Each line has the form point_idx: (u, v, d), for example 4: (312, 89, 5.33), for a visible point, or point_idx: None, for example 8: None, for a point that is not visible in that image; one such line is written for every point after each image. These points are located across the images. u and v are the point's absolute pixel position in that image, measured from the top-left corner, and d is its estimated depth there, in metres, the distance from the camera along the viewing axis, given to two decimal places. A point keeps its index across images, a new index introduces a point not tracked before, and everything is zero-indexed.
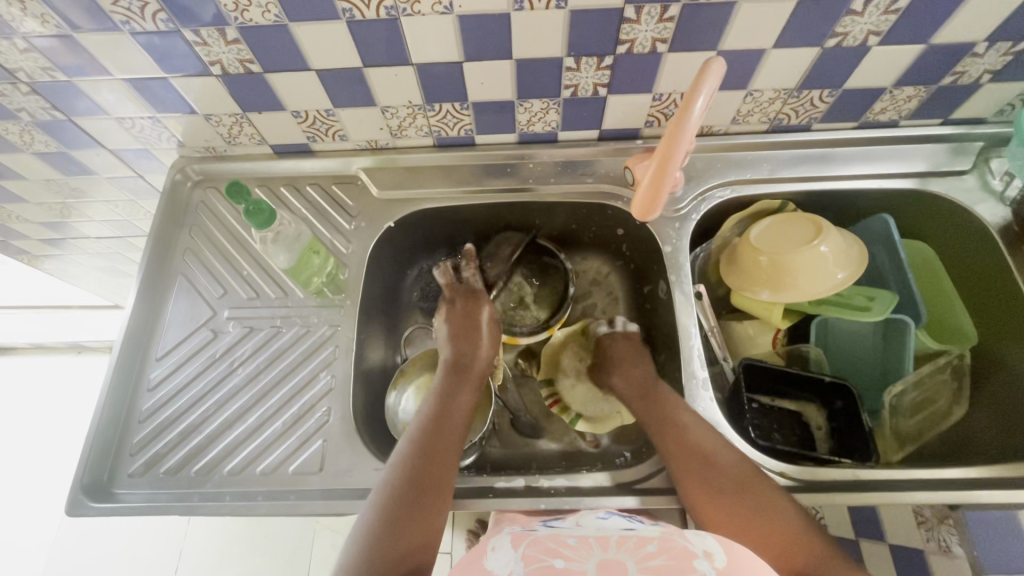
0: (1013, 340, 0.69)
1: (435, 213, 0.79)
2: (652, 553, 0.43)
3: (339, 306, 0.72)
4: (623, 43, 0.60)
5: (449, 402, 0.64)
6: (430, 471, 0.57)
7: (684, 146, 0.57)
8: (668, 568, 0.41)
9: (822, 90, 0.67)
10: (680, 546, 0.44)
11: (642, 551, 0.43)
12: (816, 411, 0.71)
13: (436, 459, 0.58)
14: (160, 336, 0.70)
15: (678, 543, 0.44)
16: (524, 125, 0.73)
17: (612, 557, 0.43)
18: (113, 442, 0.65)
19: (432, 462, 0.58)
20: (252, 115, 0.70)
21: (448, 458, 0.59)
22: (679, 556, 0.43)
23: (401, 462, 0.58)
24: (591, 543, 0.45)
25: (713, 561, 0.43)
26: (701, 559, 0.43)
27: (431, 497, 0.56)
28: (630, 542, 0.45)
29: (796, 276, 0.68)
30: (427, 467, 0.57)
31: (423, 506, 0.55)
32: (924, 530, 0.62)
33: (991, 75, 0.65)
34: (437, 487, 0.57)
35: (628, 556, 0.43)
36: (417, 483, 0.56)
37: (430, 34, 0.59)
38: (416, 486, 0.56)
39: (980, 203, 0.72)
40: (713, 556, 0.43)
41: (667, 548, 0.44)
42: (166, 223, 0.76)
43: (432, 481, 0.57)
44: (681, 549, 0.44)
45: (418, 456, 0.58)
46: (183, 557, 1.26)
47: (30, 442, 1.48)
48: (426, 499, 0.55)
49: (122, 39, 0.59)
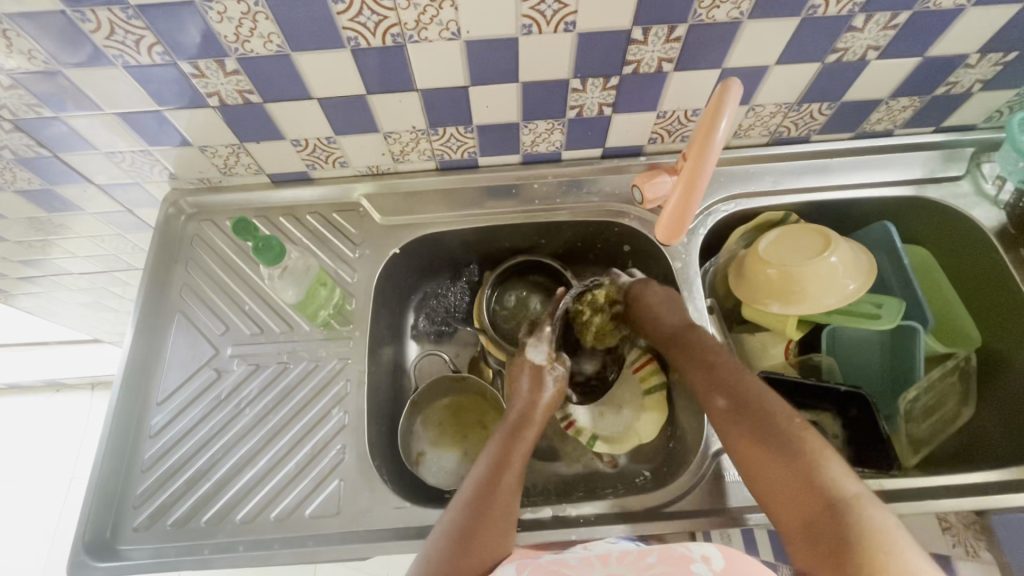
0: (1015, 342, 0.70)
1: (439, 237, 0.78)
2: (652, 564, 0.44)
3: (347, 338, 0.70)
4: (630, 63, 0.60)
5: (511, 455, 0.60)
6: (490, 514, 0.55)
7: (707, 172, 0.58)
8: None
9: (821, 103, 0.69)
10: (677, 552, 0.45)
11: (641, 562, 0.45)
12: (832, 420, 0.71)
13: (496, 500, 0.56)
14: (161, 378, 0.67)
15: (676, 549, 0.45)
16: (528, 145, 0.72)
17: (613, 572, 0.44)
18: (114, 494, 0.61)
19: (493, 505, 0.56)
20: (250, 146, 0.68)
21: (509, 501, 0.57)
22: (677, 563, 0.44)
23: (462, 505, 0.56)
24: (591, 562, 0.46)
25: (711, 564, 0.44)
26: (701, 562, 0.44)
27: (489, 530, 0.54)
28: (630, 555, 0.46)
29: (806, 287, 0.68)
30: (488, 509, 0.55)
31: (485, 549, 0.53)
32: (950, 535, 0.61)
33: (982, 84, 0.67)
34: (498, 528, 0.55)
35: (628, 568, 0.44)
36: (477, 525, 0.54)
37: (437, 60, 0.58)
38: (477, 528, 0.54)
39: (976, 207, 0.74)
40: (710, 559, 0.44)
41: (665, 556, 0.45)
42: (161, 259, 0.73)
43: (492, 522, 0.55)
44: (679, 556, 0.45)
45: (476, 499, 0.56)
46: None
47: (9, 489, 1.41)
48: (485, 543, 0.53)
49: (114, 73, 0.57)
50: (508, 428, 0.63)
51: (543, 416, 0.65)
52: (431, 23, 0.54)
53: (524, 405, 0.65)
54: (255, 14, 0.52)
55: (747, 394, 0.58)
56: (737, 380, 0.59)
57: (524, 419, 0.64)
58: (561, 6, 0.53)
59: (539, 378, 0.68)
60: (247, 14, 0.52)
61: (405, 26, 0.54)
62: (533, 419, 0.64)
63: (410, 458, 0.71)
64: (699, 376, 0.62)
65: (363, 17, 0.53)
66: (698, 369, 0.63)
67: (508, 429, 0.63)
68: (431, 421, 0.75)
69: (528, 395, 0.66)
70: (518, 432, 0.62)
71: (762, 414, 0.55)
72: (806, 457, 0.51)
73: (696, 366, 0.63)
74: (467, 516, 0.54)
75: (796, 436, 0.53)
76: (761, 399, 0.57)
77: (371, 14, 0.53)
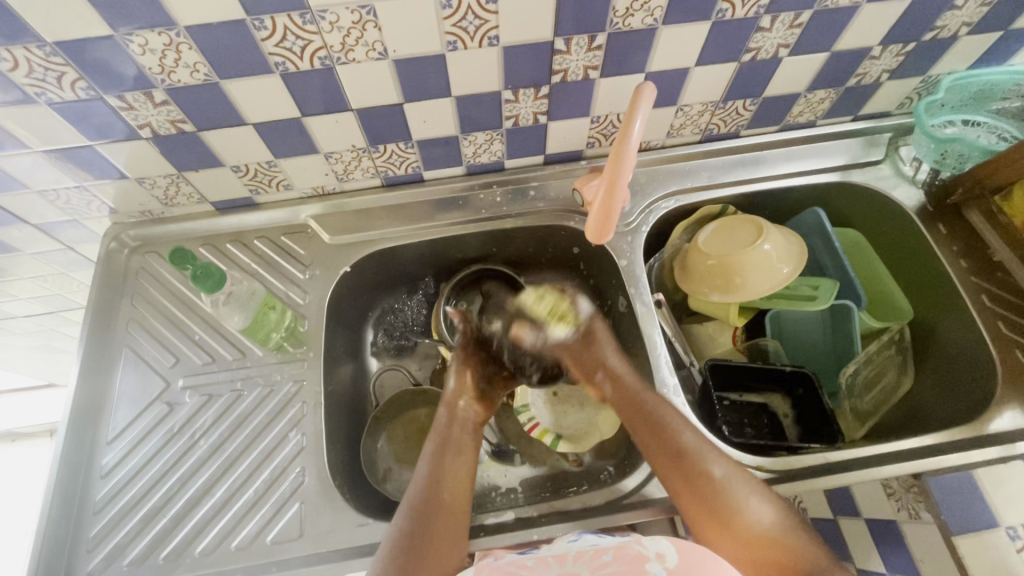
0: (941, 312, 0.74)
1: (390, 252, 0.78)
2: (606, 563, 0.45)
3: (302, 359, 0.70)
4: (557, 73, 0.63)
5: (447, 450, 0.62)
6: (437, 513, 0.57)
7: (628, 169, 0.59)
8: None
9: (745, 100, 0.72)
10: (634, 551, 0.46)
11: (598, 561, 0.46)
12: (781, 400, 0.75)
13: (442, 501, 0.58)
14: (110, 417, 0.66)
15: (633, 547, 0.46)
16: (470, 157, 0.74)
17: (569, 571, 0.46)
18: (65, 539, 0.59)
19: (439, 506, 0.57)
20: (189, 174, 0.68)
21: (455, 497, 0.59)
22: (632, 561, 0.45)
23: (408, 509, 0.57)
24: (549, 562, 0.48)
25: (665, 561, 0.45)
26: (655, 560, 0.45)
27: (435, 528, 0.56)
28: (587, 554, 0.47)
29: (745, 275, 0.71)
30: (434, 511, 0.57)
31: (437, 550, 0.54)
32: (893, 500, 0.65)
33: (889, 73, 0.72)
34: (449, 528, 0.56)
35: (584, 568, 0.45)
36: (425, 528, 0.55)
37: (367, 79, 0.59)
38: (426, 530, 0.55)
39: (897, 188, 0.79)
40: (665, 556, 0.45)
41: (621, 555, 0.46)
42: (105, 295, 0.71)
43: (439, 520, 0.56)
44: (635, 555, 0.46)
45: (421, 504, 0.57)
46: None
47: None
48: (437, 545, 0.55)
49: (39, 111, 0.56)
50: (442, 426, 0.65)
51: (468, 410, 0.67)
52: (357, 44, 0.55)
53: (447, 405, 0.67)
54: (178, 45, 0.52)
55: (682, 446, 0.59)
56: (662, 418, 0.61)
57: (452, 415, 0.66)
58: (482, 21, 0.55)
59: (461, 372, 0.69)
60: (170, 45, 0.52)
61: (332, 48, 0.55)
62: (461, 412, 0.66)
63: (376, 474, 0.72)
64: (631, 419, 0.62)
65: (288, 43, 0.54)
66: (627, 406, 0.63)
67: (439, 428, 0.65)
68: (394, 436, 0.75)
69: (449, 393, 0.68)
70: (447, 430, 0.64)
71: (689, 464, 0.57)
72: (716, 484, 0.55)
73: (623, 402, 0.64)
74: (414, 518, 0.56)
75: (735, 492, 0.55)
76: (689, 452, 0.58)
77: (296, 39, 0.54)
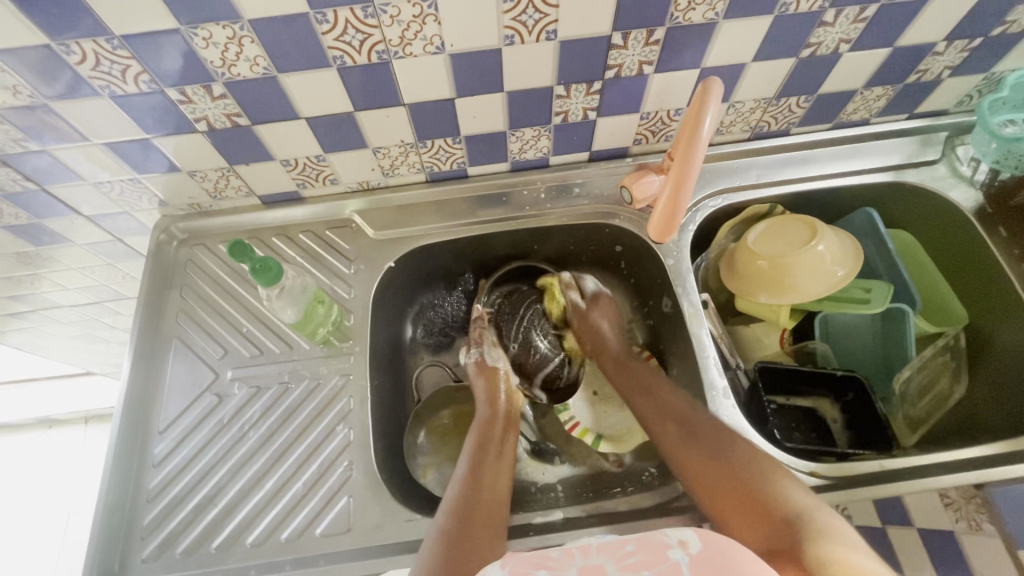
0: (999, 319, 0.72)
1: (432, 248, 0.78)
2: (631, 551, 0.45)
3: (348, 354, 0.70)
4: (612, 68, 0.62)
5: (485, 452, 0.65)
6: (477, 512, 0.58)
7: (696, 167, 0.59)
8: (643, 564, 0.43)
9: (799, 97, 0.70)
10: (656, 541, 0.46)
11: (620, 551, 0.45)
12: (831, 405, 0.73)
13: (485, 498, 0.60)
14: (162, 406, 0.67)
15: (654, 538, 0.46)
16: (516, 153, 0.73)
17: (592, 563, 0.44)
18: (120, 526, 0.60)
19: (481, 502, 0.59)
20: (239, 168, 0.68)
21: (494, 501, 0.60)
22: (653, 551, 0.44)
23: (450, 506, 0.58)
24: (573, 551, 0.47)
25: (687, 548, 0.44)
26: (678, 547, 0.45)
27: (478, 525, 0.56)
28: (610, 545, 0.46)
29: (797, 278, 0.70)
30: (475, 509, 0.58)
31: (481, 540, 0.55)
32: (953, 511, 0.61)
33: (951, 70, 0.69)
34: (489, 525, 0.57)
35: (606, 559, 0.44)
36: (467, 523, 0.56)
37: (422, 74, 0.59)
38: (469, 527, 0.56)
39: (954, 189, 0.76)
40: (687, 544, 0.45)
41: (645, 545, 0.45)
42: (155, 286, 0.72)
43: (480, 518, 0.57)
44: (656, 544, 0.45)
45: (465, 499, 0.59)
46: None
47: (16, 523, 1.43)
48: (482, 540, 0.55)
49: (101, 103, 0.57)
50: (478, 432, 0.67)
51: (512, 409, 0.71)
52: (415, 38, 0.55)
53: (486, 406, 0.70)
54: (241, 38, 0.52)
55: (693, 418, 0.64)
56: (694, 416, 0.64)
57: (489, 419, 0.69)
58: (542, 15, 0.55)
59: (491, 376, 0.73)
60: (233, 39, 0.52)
61: (390, 42, 0.55)
62: (501, 415, 0.70)
63: (416, 470, 0.71)
64: (652, 411, 0.68)
65: (348, 36, 0.54)
66: (649, 401, 0.69)
67: (479, 427, 0.68)
68: (434, 433, 0.76)
69: (485, 393, 0.72)
70: (488, 428, 0.68)
71: (720, 446, 0.59)
72: (733, 462, 0.58)
73: (638, 390, 0.71)
74: (456, 512, 0.57)
75: (758, 469, 0.57)
76: (713, 425, 0.62)
77: (355, 32, 0.53)
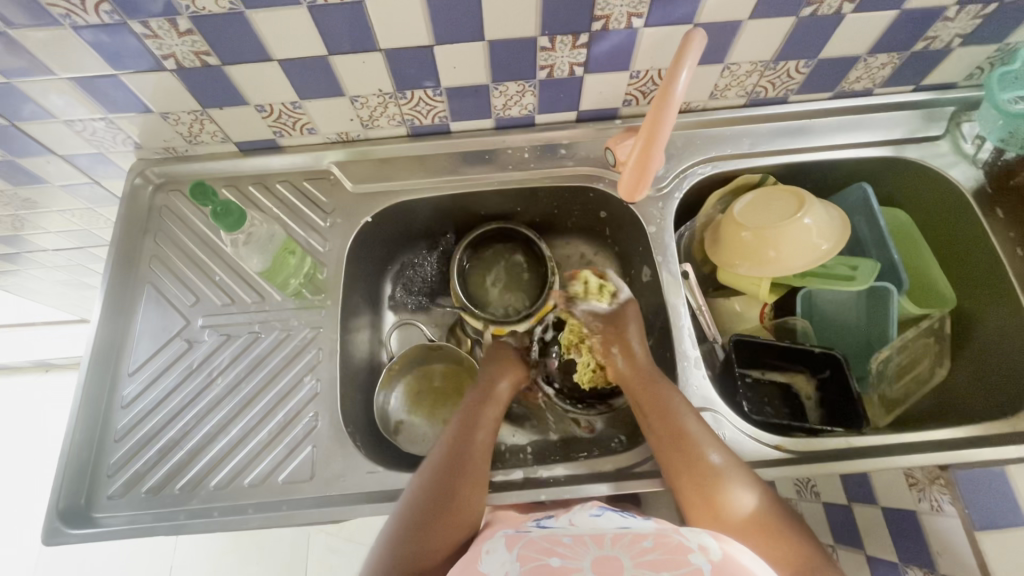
0: (988, 301, 0.70)
1: (412, 205, 0.77)
2: (648, 549, 0.41)
3: (320, 307, 0.70)
4: (599, 19, 0.59)
5: (473, 422, 0.61)
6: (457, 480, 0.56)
7: (668, 127, 0.58)
8: (664, 564, 0.39)
9: (799, 60, 0.67)
10: (675, 540, 0.42)
11: (638, 546, 0.41)
12: (806, 381, 0.72)
13: (470, 462, 0.58)
14: (131, 351, 0.67)
15: (673, 537, 0.42)
16: (499, 109, 0.71)
17: (608, 556, 0.41)
18: (88, 462, 0.61)
19: (466, 464, 0.58)
20: (213, 112, 0.66)
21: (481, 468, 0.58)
22: (675, 551, 0.41)
23: (432, 467, 0.57)
24: (585, 539, 0.43)
25: (709, 554, 0.42)
26: (698, 552, 0.42)
27: (456, 489, 0.56)
28: (625, 537, 0.43)
29: (780, 249, 0.68)
30: (458, 473, 0.57)
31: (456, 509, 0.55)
32: (915, 490, 0.63)
33: (962, 39, 0.65)
34: (467, 490, 0.56)
35: (624, 552, 0.41)
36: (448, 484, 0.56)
37: (398, 17, 0.56)
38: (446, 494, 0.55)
39: (954, 167, 0.73)
40: (708, 549, 0.42)
41: (663, 544, 0.42)
42: (129, 231, 0.72)
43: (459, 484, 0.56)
44: (675, 544, 0.42)
45: (448, 461, 0.58)
46: (178, 558, 1.23)
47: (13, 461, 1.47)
48: (455, 508, 0.55)
49: (64, 35, 0.55)
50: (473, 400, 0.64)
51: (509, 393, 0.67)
52: None
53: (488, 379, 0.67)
54: None
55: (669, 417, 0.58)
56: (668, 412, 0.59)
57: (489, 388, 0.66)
58: None
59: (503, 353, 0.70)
60: None
61: None
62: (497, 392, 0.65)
63: (388, 427, 0.72)
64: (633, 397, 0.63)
65: None
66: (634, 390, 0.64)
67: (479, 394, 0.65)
68: (408, 390, 0.75)
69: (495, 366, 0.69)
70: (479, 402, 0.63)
71: (676, 435, 0.57)
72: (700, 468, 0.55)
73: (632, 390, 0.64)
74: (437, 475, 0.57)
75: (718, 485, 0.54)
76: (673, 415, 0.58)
77: None
